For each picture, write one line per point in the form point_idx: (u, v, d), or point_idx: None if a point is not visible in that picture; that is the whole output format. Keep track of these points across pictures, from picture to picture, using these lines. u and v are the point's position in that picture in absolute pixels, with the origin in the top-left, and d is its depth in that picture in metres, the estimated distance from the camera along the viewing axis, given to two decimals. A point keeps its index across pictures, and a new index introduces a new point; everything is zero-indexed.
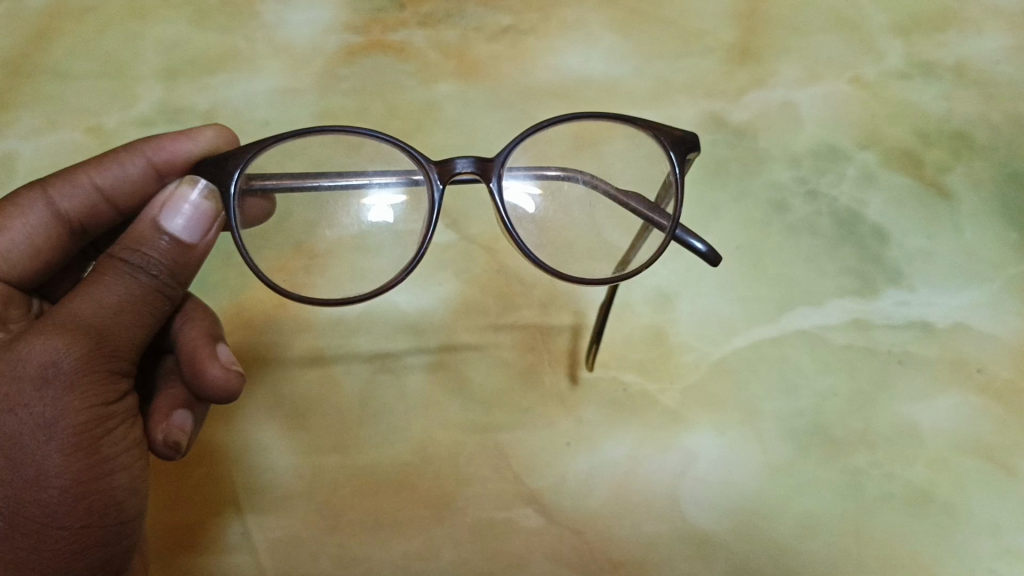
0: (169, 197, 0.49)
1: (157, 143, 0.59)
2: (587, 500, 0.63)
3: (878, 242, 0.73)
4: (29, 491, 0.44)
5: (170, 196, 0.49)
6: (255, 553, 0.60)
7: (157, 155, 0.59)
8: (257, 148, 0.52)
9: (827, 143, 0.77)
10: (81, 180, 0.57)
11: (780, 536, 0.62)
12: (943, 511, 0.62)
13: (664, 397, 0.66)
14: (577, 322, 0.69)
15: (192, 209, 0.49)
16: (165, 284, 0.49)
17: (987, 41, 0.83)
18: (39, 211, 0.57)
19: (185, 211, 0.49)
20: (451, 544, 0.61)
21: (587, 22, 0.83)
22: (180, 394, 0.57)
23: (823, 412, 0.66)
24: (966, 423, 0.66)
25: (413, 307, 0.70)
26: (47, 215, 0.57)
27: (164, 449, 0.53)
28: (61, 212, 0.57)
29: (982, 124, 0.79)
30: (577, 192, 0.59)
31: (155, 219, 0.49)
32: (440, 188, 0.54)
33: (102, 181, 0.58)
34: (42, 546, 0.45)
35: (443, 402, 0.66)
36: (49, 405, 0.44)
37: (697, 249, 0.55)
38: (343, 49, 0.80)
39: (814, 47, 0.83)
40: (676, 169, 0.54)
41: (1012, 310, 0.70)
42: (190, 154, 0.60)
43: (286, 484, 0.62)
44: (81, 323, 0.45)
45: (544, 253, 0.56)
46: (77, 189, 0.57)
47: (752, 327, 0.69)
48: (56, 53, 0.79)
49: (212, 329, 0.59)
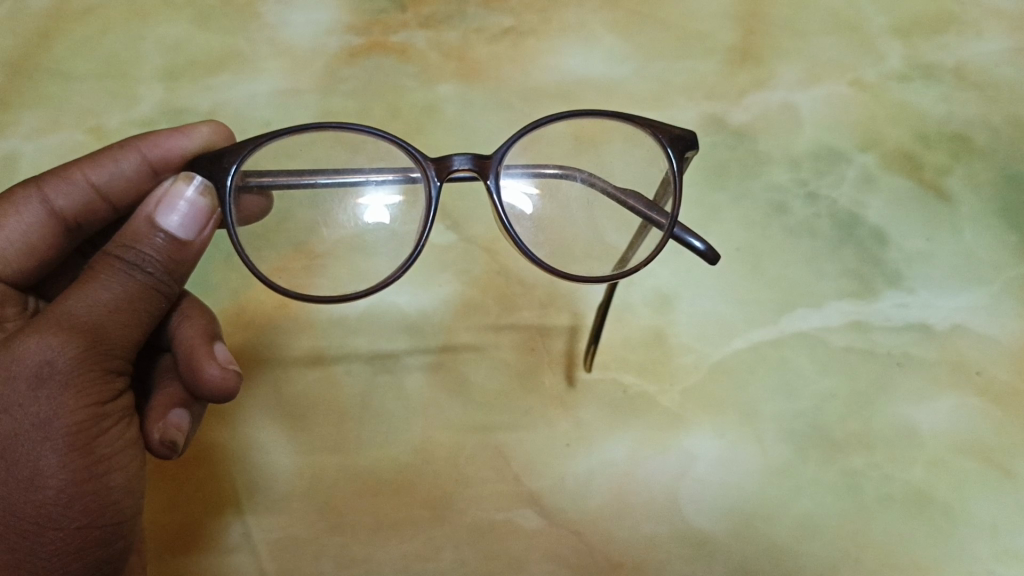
0: (164, 193, 0.49)
1: (152, 139, 0.59)
2: (586, 502, 0.63)
3: (878, 244, 0.73)
4: (25, 492, 0.45)
5: (165, 192, 0.49)
6: (255, 553, 0.61)
7: (152, 152, 0.59)
8: (253, 144, 0.52)
9: (827, 145, 0.78)
10: (76, 177, 0.58)
11: (779, 537, 0.62)
12: (941, 513, 0.63)
13: (664, 398, 0.67)
14: (575, 323, 0.70)
15: (188, 205, 0.49)
16: (161, 282, 0.49)
17: (987, 43, 0.83)
18: (34, 208, 0.57)
19: (181, 208, 0.49)
20: (451, 545, 0.61)
21: (588, 24, 0.83)
22: (178, 393, 0.57)
23: (822, 413, 0.66)
24: (964, 425, 0.66)
25: (413, 308, 0.70)
26: (42, 212, 0.57)
27: (161, 449, 0.54)
28: (56, 209, 0.57)
29: (982, 126, 0.79)
30: (575, 191, 0.59)
31: (150, 216, 0.49)
32: (438, 185, 0.54)
33: (96, 177, 0.58)
34: (37, 547, 0.46)
35: (442, 403, 0.66)
36: (44, 405, 0.45)
37: (696, 248, 0.55)
38: (344, 50, 0.80)
39: (814, 48, 0.83)
40: (674, 165, 0.55)
41: (1010, 312, 0.70)
42: (185, 150, 0.59)
43: (287, 484, 0.63)
44: (76, 321, 0.46)
45: (543, 251, 0.57)
46: (72, 185, 0.58)
47: (751, 329, 0.69)
48: (56, 53, 0.80)
49: (209, 328, 0.59)
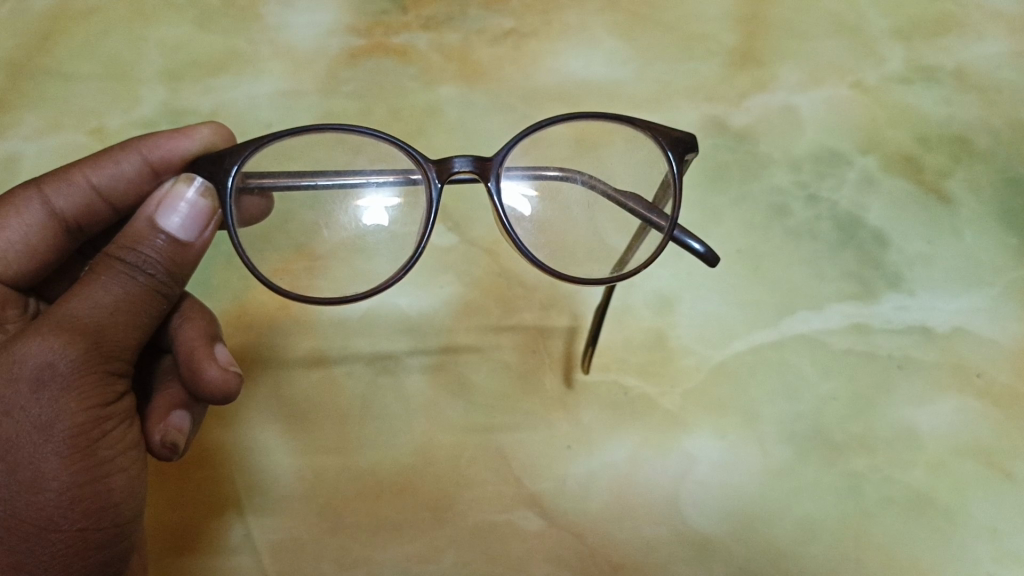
0: (165, 195, 0.49)
1: (153, 140, 0.59)
2: (587, 504, 0.63)
3: (878, 247, 0.73)
4: (26, 495, 0.45)
5: (166, 194, 0.49)
6: (256, 555, 0.61)
7: (153, 153, 0.59)
8: (253, 146, 0.52)
9: (827, 147, 0.78)
10: (77, 179, 0.58)
11: (780, 539, 0.62)
12: (941, 515, 0.63)
13: (664, 400, 0.67)
14: (575, 325, 0.70)
15: (189, 206, 0.49)
16: (162, 283, 0.49)
17: (988, 45, 0.84)
18: (35, 209, 0.57)
19: (181, 209, 0.49)
20: (452, 547, 0.61)
21: (589, 26, 0.84)
22: (178, 394, 0.57)
23: (822, 416, 0.66)
24: (964, 427, 0.66)
25: (414, 309, 0.70)
26: (42, 213, 0.57)
27: (162, 451, 0.54)
28: (56, 210, 0.57)
29: (983, 129, 0.79)
30: (576, 193, 0.59)
31: (151, 217, 0.49)
32: (438, 187, 0.54)
33: (97, 179, 0.58)
34: (39, 549, 0.45)
35: (443, 404, 0.66)
36: (45, 407, 0.45)
37: (695, 251, 0.55)
38: (345, 52, 0.80)
39: (814, 51, 0.83)
40: (674, 168, 0.55)
41: (1011, 315, 0.70)
42: (187, 151, 0.59)
43: (287, 485, 0.63)
44: (77, 323, 0.46)
45: (544, 253, 0.56)
46: (72, 187, 0.58)
47: (752, 331, 0.69)
48: (58, 53, 0.80)
49: (210, 329, 0.59)
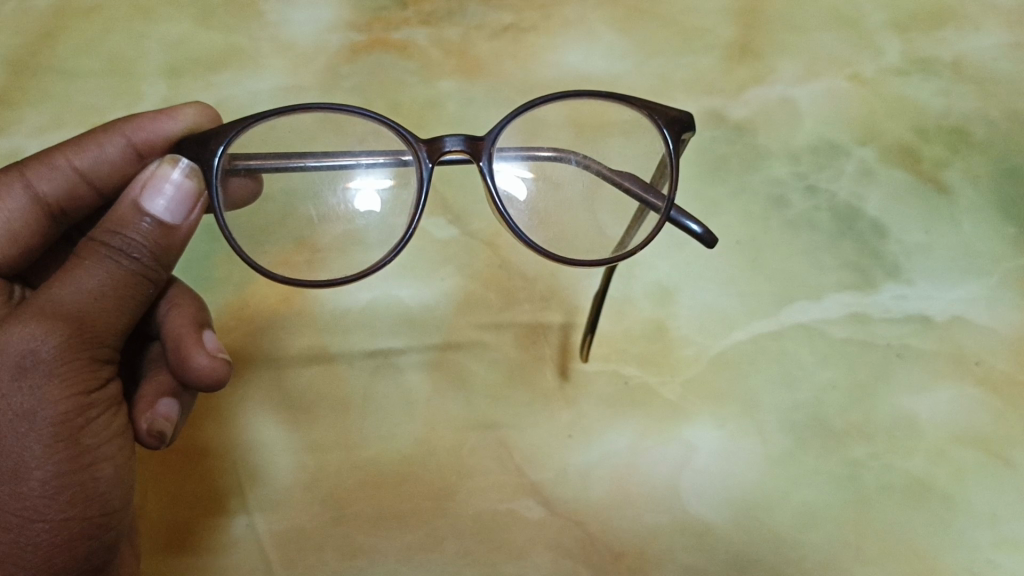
0: (150, 177, 0.49)
1: (137, 122, 0.59)
2: (588, 493, 0.63)
3: (877, 236, 0.74)
4: (11, 484, 0.45)
5: (151, 175, 0.49)
6: (258, 545, 0.61)
7: (137, 135, 0.59)
8: (240, 126, 0.52)
9: (826, 139, 0.78)
10: (59, 163, 0.58)
11: (780, 527, 0.62)
12: (941, 501, 0.63)
13: (664, 390, 0.67)
14: (570, 317, 0.70)
15: (174, 188, 0.49)
16: (148, 268, 0.49)
17: (984, 37, 0.84)
18: (19, 195, 0.58)
19: (167, 191, 0.49)
20: (453, 536, 0.62)
21: (588, 20, 0.84)
22: (167, 381, 0.58)
23: (822, 404, 0.66)
24: (964, 414, 0.66)
25: (416, 301, 0.70)
26: (25, 198, 0.58)
27: (149, 439, 0.54)
28: (40, 195, 0.58)
29: (979, 120, 0.79)
30: (568, 173, 0.60)
31: (136, 201, 0.49)
32: (429, 167, 0.55)
33: (81, 163, 0.59)
34: (24, 539, 0.46)
35: (444, 396, 0.66)
36: (28, 395, 0.45)
37: (692, 231, 0.56)
38: (345, 48, 0.81)
39: (812, 44, 0.83)
40: (670, 146, 0.55)
41: (1009, 303, 0.70)
42: (171, 133, 0.60)
43: (289, 476, 0.63)
44: (61, 309, 0.46)
45: (538, 237, 0.57)
46: (55, 172, 0.58)
47: (751, 321, 0.69)
48: (59, 50, 0.80)
49: (199, 316, 0.59)
